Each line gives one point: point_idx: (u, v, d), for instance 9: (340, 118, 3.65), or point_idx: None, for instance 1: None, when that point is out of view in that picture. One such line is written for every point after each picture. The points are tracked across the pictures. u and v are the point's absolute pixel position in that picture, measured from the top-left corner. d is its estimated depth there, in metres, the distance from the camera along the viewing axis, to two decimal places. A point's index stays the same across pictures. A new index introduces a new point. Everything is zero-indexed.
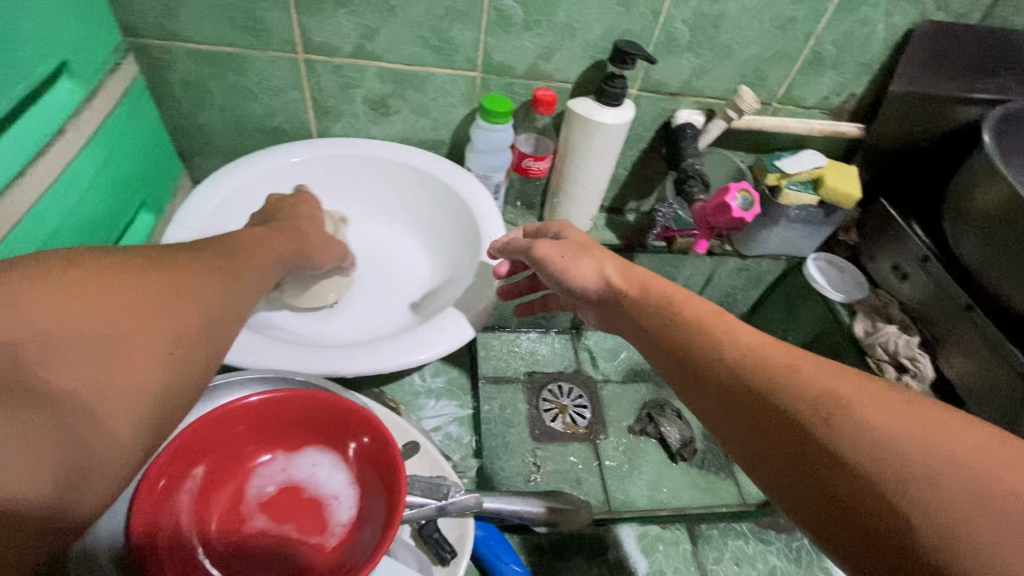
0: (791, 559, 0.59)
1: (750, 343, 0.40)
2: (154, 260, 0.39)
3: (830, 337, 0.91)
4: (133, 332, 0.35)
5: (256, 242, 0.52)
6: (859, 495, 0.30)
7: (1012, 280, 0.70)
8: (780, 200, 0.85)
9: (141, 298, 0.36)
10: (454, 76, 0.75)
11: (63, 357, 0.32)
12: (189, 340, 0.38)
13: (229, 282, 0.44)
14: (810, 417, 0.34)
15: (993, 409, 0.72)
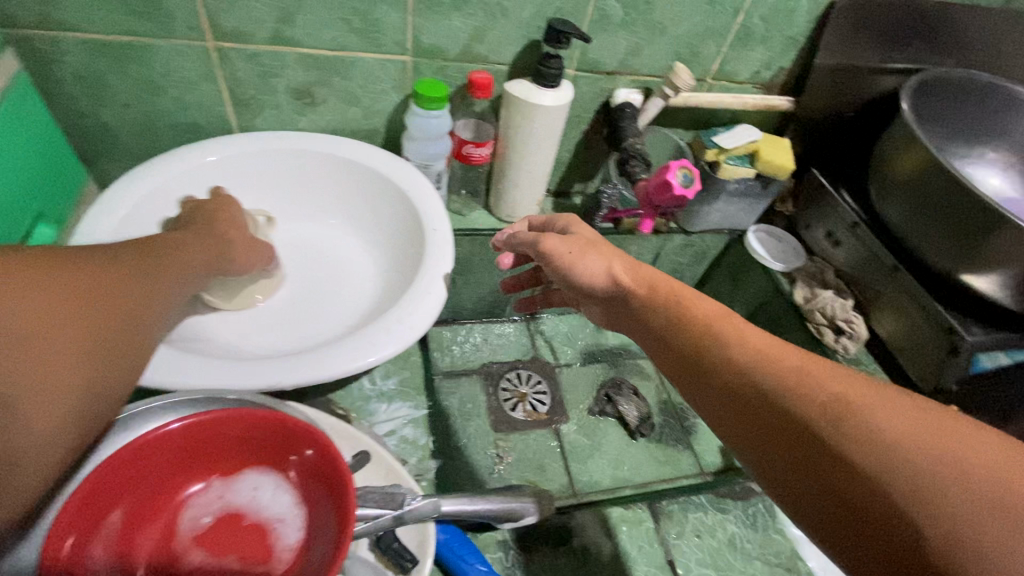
0: (749, 524, 0.61)
1: (758, 345, 0.42)
2: (83, 262, 0.40)
3: (772, 305, 0.94)
4: (60, 336, 0.36)
5: (182, 246, 0.50)
6: (867, 499, 0.32)
7: (933, 240, 0.74)
8: (719, 174, 0.87)
9: (70, 301, 0.37)
10: (384, 61, 0.71)
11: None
12: (85, 358, 0.37)
13: (157, 282, 0.45)
14: (822, 419, 0.36)
15: (922, 364, 0.76)
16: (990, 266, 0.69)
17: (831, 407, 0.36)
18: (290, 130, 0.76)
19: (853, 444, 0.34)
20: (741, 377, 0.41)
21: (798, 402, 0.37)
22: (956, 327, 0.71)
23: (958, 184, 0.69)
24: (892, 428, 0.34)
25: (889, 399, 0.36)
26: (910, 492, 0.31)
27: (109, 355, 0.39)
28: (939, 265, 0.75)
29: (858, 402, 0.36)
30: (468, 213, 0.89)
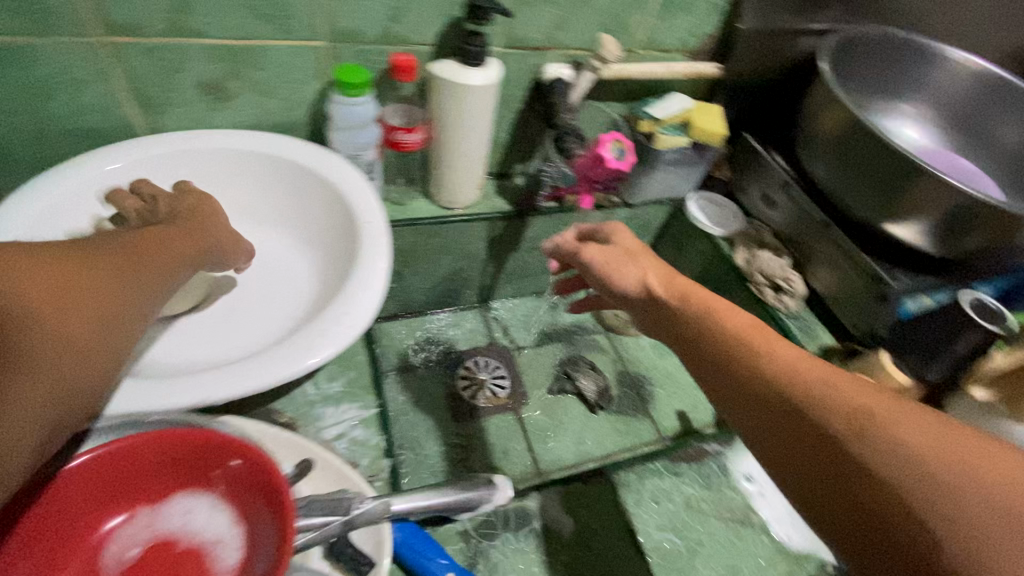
0: (704, 485, 0.63)
1: (783, 356, 0.44)
2: (85, 253, 0.43)
3: (716, 270, 0.96)
4: (64, 310, 0.38)
5: (149, 245, 0.48)
6: (883, 505, 0.34)
7: (857, 195, 0.77)
8: (655, 145, 0.87)
9: (72, 280, 0.40)
10: (299, 48, 0.67)
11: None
12: (36, 355, 0.36)
13: (153, 274, 0.46)
14: (843, 430, 0.37)
15: (856, 314, 0.80)
16: (909, 215, 0.73)
17: (854, 419, 0.37)
18: (205, 128, 0.71)
19: (879, 456, 0.35)
20: (764, 386, 0.42)
21: (822, 414, 0.39)
22: (884, 276, 0.75)
23: (877, 138, 0.72)
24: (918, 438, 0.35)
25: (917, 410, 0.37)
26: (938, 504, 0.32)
27: (67, 352, 0.37)
28: (865, 218, 0.78)
29: (883, 414, 0.37)
30: (407, 202, 0.86)
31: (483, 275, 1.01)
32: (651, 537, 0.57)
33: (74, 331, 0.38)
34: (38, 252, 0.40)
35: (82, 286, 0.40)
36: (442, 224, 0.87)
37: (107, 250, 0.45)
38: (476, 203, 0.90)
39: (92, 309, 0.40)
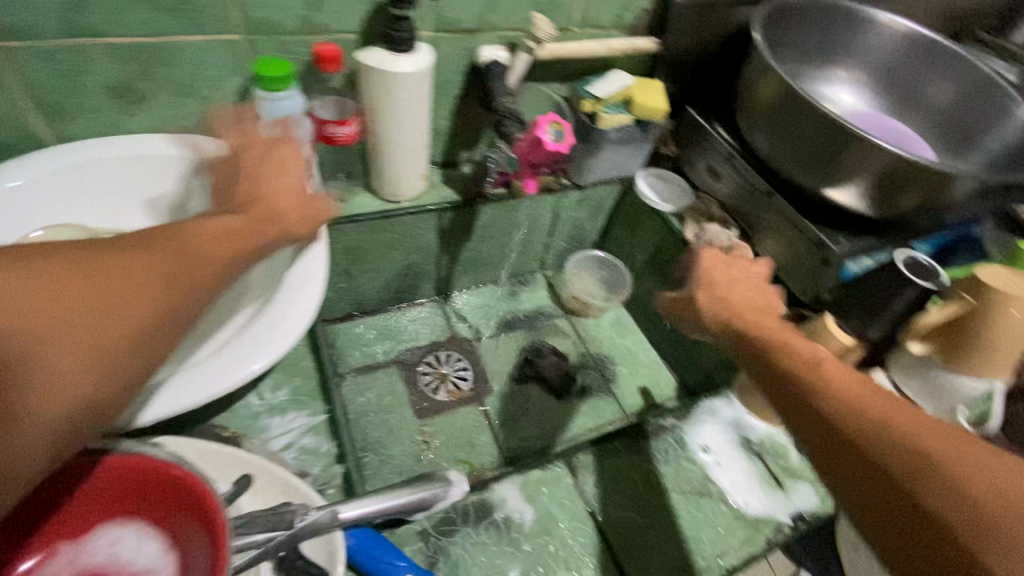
0: (663, 460, 0.64)
1: (845, 393, 0.46)
2: (144, 248, 0.43)
3: (667, 246, 0.97)
4: (108, 309, 0.38)
5: (210, 238, 0.46)
6: (943, 545, 0.37)
7: (795, 162, 0.78)
8: (599, 124, 0.87)
9: (121, 280, 0.40)
10: (214, 42, 0.64)
11: (40, 325, 0.35)
12: (75, 350, 0.36)
13: (206, 278, 0.44)
14: (900, 469, 0.40)
15: (800, 279, 0.81)
16: (845, 179, 0.74)
17: (912, 458, 0.40)
18: (121, 133, 0.67)
19: (941, 497, 0.38)
20: (833, 403, 0.45)
21: (880, 443, 0.42)
22: (825, 240, 0.76)
23: (810, 104, 0.72)
24: (985, 478, 0.38)
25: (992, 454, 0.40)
26: (989, 551, 0.35)
27: (87, 362, 0.37)
28: (805, 184, 0.79)
29: (940, 453, 0.40)
30: (348, 198, 0.83)
31: (438, 267, 0.99)
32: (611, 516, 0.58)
33: (94, 338, 0.37)
34: (109, 246, 0.42)
35: (122, 286, 0.40)
36: (388, 219, 0.84)
37: (172, 240, 0.44)
38: (423, 195, 0.88)
39: (120, 316, 0.39)
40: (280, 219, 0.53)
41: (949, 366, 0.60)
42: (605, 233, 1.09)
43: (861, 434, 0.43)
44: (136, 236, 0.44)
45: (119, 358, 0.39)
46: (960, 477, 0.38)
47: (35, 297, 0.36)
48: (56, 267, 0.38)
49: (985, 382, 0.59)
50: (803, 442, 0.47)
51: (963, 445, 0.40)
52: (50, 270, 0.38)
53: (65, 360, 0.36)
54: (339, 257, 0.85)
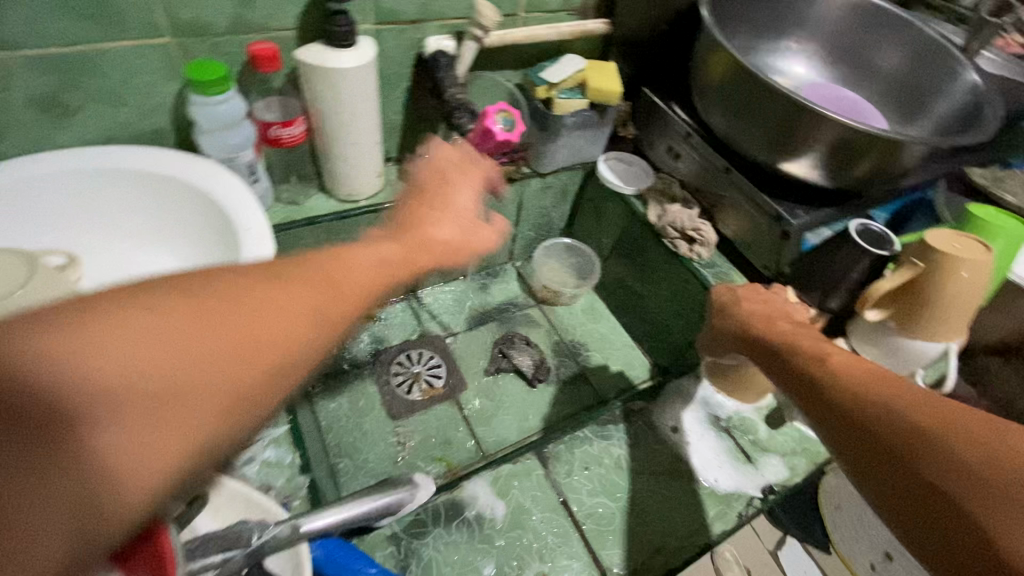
0: (634, 445, 0.64)
1: (855, 382, 0.45)
2: (306, 278, 0.39)
3: (633, 230, 0.96)
4: (261, 335, 0.33)
5: (361, 275, 0.44)
6: (953, 518, 0.36)
7: (750, 138, 0.79)
8: (554, 110, 0.86)
9: (280, 304, 0.36)
10: (141, 47, 0.61)
11: (192, 343, 0.30)
12: (225, 373, 0.31)
13: (341, 316, 0.40)
14: (904, 447, 0.39)
15: (762, 254, 0.82)
16: (800, 151, 0.74)
17: (915, 435, 0.39)
18: (52, 148, 0.64)
19: (941, 463, 0.37)
20: (840, 390, 0.46)
21: (883, 419, 0.42)
22: (783, 214, 0.77)
23: (760, 80, 0.72)
24: (981, 439, 0.37)
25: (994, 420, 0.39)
26: (992, 511, 0.34)
27: (231, 394, 0.31)
28: (761, 159, 0.79)
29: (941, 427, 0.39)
30: (302, 201, 0.81)
31: None
32: (583, 504, 0.58)
33: (253, 366, 0.32)
34: (267, 272, 0.38)
35: (290, 313, 0.36)
36: (346, 220, 0.82)
37: (327, 271, 0.41)
38: (381, 192, 0.86)
39: (276, 347, 0.34)
40: (419, 253, 0.53)
41: (905, 331, 0.61)
42: (571, 220, 1.09)
43: (865, 413, 0.43)
44: (295, 263, 0.40)
45: (258, 395, 0.33)
46: (959, 440, 0.38)
47: (209, 313, 0.32)
48: (213, 284, 0.34)
49: (941, 343, 0.60)
50: (821, 431, 0.46)
51: (960, 413, 0.40)
52: (226, 287, 0.34)
53: (216, 390, 0.30)
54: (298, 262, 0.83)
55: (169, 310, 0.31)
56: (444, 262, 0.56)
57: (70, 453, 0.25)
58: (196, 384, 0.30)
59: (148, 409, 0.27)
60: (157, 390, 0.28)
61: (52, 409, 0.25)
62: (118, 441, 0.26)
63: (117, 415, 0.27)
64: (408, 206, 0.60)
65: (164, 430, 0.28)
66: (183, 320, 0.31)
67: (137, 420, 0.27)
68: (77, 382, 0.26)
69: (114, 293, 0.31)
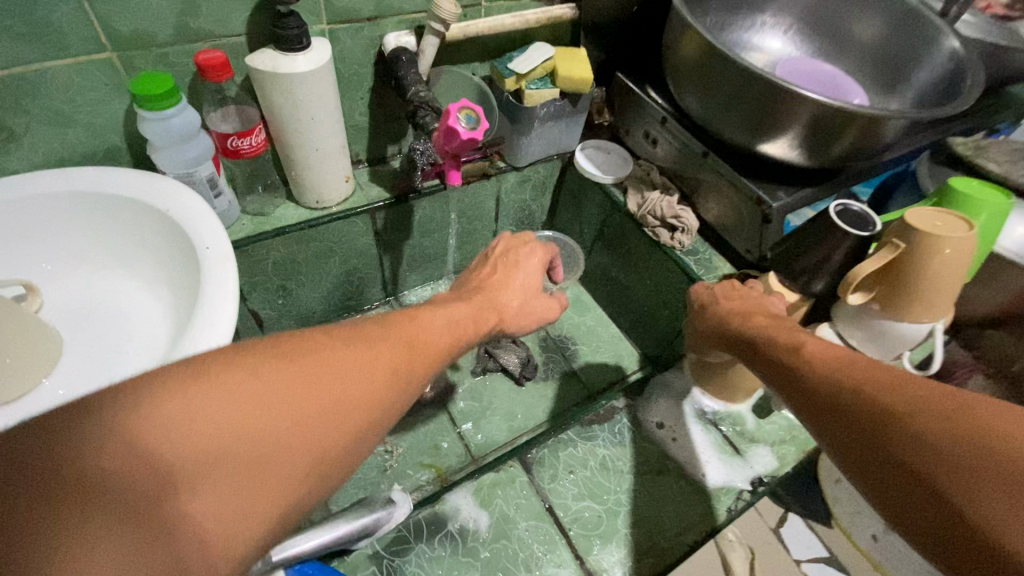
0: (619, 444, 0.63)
1: (824, 363, 0.45)
2: (377, 336, 0.43)
3: (613, 220, 0.94)
4: (340, 400, 0.37)
5: (425, 335, 0.47)
6: (919, 492, 0.35)
7: (727, 120, 0.76)
8: (526, 102, 0.83)
9: (355, 367, 0.39)
10: (84, 64, 0.58)
11: (280, 411, 0.34)
12: (307, 437, 0.35)
13: (409, 373, 0.43)
14: (874, 424, 0.38)
15: (744, 238, 0.80)
16: (777, 132, 0.72)
17: (886, 414, 0.38)
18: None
19: (920, 447, 0.35)
20: (819, 378, 0.44)
21: (863, 405, 0.40)
22: (763, 197, 0.75)
23: (733, 61, 0.70)
24: (961, 419, 0.35)
25: (977, 398, 0.37)
26: (973, 496, 0.32)
27: (304, 461, 0.34)
28: (739, 141, 0.77)
29: (911, 404, 0.38)
30: (269, 211, 0.78)
31: (381, 269, 0.95)
32: (569, 510, 0.58)
33: (329, 432, 0.36)
34: (345, 332, 0.42)
35: (367, 380, 0.39)
36: (317, 228, 0.80)
37: (393, 330, 0.45)
38: (351, 197, 0.83)
39: (348, 413, 0.37)
40: (485, 317, 0.58)
41: (889, 313, 0.60)
42: (552, 212, 1.07)
43: (845, 399, 0.41)
44: (372, 325, 0.44)
45: (326, 462, 0.36)
46: (937, 423, 0.36)
47: (294, 379, 0.35)
48: (296, 346, 0.38)
49: (927, 324, 0.59)
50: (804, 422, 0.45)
51: (940, 394, 0.38)
52: (312, 352, 0.38)
53: (293, 456, 0.34)
54: (271, 274, 0.81)
55: (264, 379, 0.34)
56: (518, 322, 0.64)
57: (170, 508, 0.28)
58: (274, 451, 0.33)
59: (234, 473, 0.31)
60: (243, 456, 0.32)
61: (155, 467, 0.29)
62: (204, 501, 0.30)
63: (207, 479, 0.30)
64: (478, 273, 0.67)
65: (245, 493, 0.31)
66: (273, 388, 0.34)
67: (223, 483, 0.31)
68: (177, 447, 0.30)
69: (211, 356, 0.34)
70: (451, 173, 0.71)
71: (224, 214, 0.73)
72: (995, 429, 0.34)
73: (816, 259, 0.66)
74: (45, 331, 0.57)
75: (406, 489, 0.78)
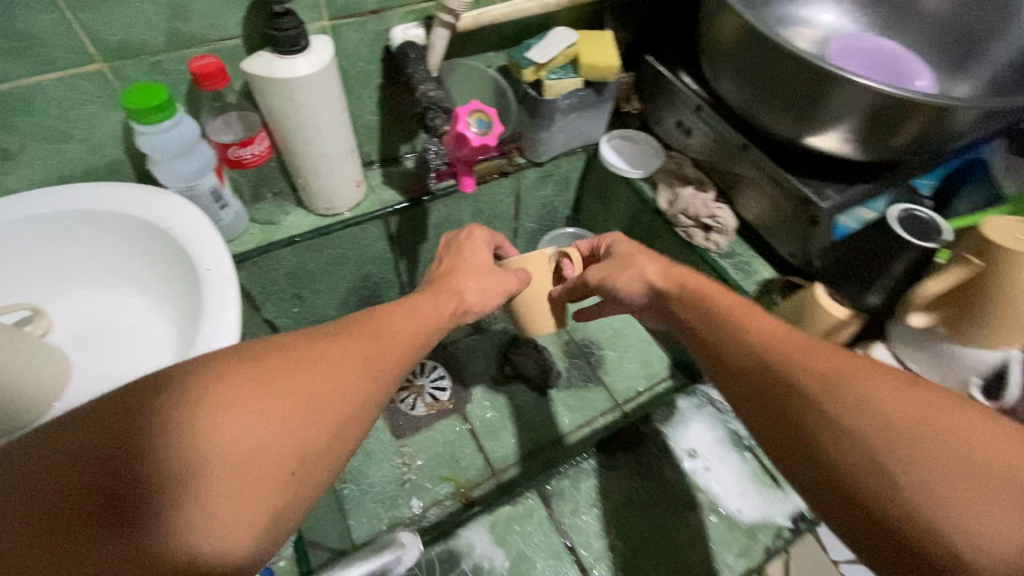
0: (636, 481, 0.62)
1: (765, 331, 0.50)
2: (347, 332, 0.43)
3: (642, 217, 0.88)
4: (316, 397, 0.38)
5: (406, 321, 0.49)
6: (844, 454, 0.40)
7: (769, 109, 0.68)
8: (545, 94, 0.77)
9: (328, 364, 0.40)
10: (73, 78, 0.55)
11: (254, 417, 0.35)
12: (285, 438, 0.35)
13: (383, 362, 0.44)
14: (814, 390, 0.43)
15: (788, 240, 0.73)
16: (828, 125, 0.64)
17: (828, 380, 0.43)
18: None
19: (881, 466, 0.38)
20: (763, 375, 0.47)
21: (826, 425, 0.41)
22: (810, 196, 0.67)
23: (777, 45, 0.62)
24: (896, 417, 0.39)
25: (905, 385, 0.41)
26: (905, 459, 0.37)
27: (287, 461, 0.35)
28: (783, 133, 0.69)
29: (853, 376, 0.42)
30: (279, 219, 0.75)
31: (399, 273, 0.92)
32: None
33: (307, 431, 0.36)
34: (314, 333, 0.42)
35: (341, 375, 0.40)
36: (328, 236, 0.77)
37: (365, 324, 0.45)
38: (363, 201, 0.79)
39: (325, 408, 0.38)
40: (447, 299, 0.57)
41: (959, 338, 0.54)
42: (577, 207, 1.01)
43: (809, 418, 0.43)
44: (340, 323, 0.45)
45: (309, 460, 0.37)
46: (894, 438, 0.38)
47: (251, 385, 0.36)
48: (263, 353, 0.38)
49: (1001, 351, 0.52)
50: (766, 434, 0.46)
51: (891, 400, 0.40)
52: (268, 357, 0.38)
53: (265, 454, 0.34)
54: (284, 283, 0.79)
55: (216, 389, 0.35)
56: (486, 305, 0.62)
57: (148, 521, 0.30)
58: (253, 457, 0.34)
59: (206, 479, 0.32)
60: (212, 463, 0.32)
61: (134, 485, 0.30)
62: (185, 514, 0.31)
63: (184, 491, 0.31)
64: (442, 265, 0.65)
65: (221, 496, 0.32)
66: (244, 397, 0.35)
67: (206, 490, 0.32)
68: (152, 466, 0.31)
69: (178, 373, 0.35)
70: (465, 180, 0.66)
71: (232, 225, 0.71)
72: (926, 422, 0.38)
73: (873, 270, 0.58)
74: (55, 357, 0.56)
75: (425, 503, 0.77)
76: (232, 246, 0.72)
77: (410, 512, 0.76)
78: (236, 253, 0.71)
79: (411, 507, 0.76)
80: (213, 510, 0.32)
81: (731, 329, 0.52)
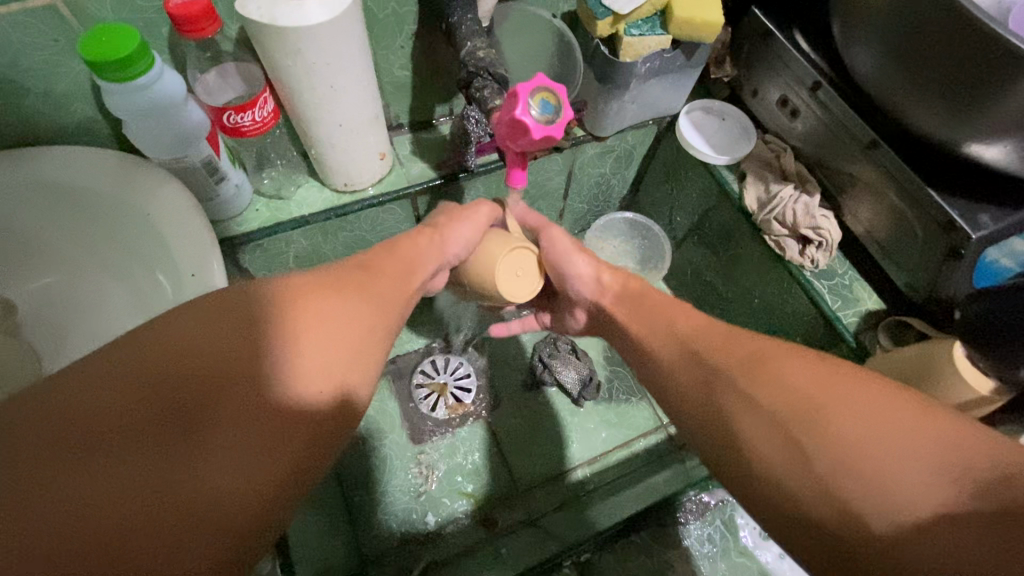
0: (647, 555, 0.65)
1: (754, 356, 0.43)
2: (360, 274, 0.44)
3: (719, 213, 0.73)
4: (336, 338, 0.39)
5: (393, 269, 0.47)
6: (765, 442, 0.38)
7: (916, 102, 0.51)
8: (622, 55, 0.60)
9: (345, 307, 0.40)
10: (16, 16, 0.42)
11: (278, 356, 0.36)
12: (305, 377, 0.36)
13: (392, 309, 0.44)
14: (753, 368, 0.41)
15: (910, 268, 0.58)
16: (996, 132, 0.47)
17: (756, 360, 0.42)
18: None
19: (800, 445, 0.36)
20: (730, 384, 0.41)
21: (749, 414, 0.40)
22: (958, 222, 0.52)
23: (949, 9, 0.43)
24: (818, 397, 0.37)
25: (824, 366, 0.39)
26: (824, 436, 0.36)
27: (309, 396, 0.36)
28: (932, 133, 0.52)
29: (774, 354, 0.42)
30: (289, 193, 0.63)
31: None
32: None
33: (328, 368, 0.37)
34: (328, 272, 0.43)
35: (359, 322, 0.41)
36: (346, 217, 0.65)
37: (379, 270, 0.46)
38: (389, 175, 0.66)
39: (348, 345, 0.39)
40: (432, 262, 0.51)
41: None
42: (637, 187, 0.86)
43: (734, 407, 0.41)
44: (360, 269, 0.45)
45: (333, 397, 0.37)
46: (802, 407, 0.38)
47: (274, 325, 0.36)
48: (283, 290, 0.39)
49: None
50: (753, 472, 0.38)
51: (803, 373, 0.39)
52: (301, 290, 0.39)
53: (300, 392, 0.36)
54: (293, 266, 0.68)
55: (260, 324, 0.36)
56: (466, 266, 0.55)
57: (217, 440, 0.32)
58: (271, 394, 0.35)
59: (262, 403, 0.34)
60: (263, 392, 0.34)
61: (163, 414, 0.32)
62: (216, 449, 0.32)
63: (209, 423, 0.33)
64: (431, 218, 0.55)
65: (271, 423, 0.34)
66: (267, 337, 0.36)
67: (232, 427, 0.33)
68: (174, 399, 0.32)
69: (190, 313, 0.35)
70: (515, 173, 0.52)
71: (232, 201, 0.59)
72: (850, 393, 0.37)
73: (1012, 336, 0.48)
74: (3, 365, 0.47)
75: (440, 521, 0.71)
76: (231, 225, 0.61)
77: (424, 528, 0.70)
78: (237, 235, 0.60)
79: (426, 523, 0.70)
80: (233, 452, 0.33)
81: (715, 353, 0.44)
